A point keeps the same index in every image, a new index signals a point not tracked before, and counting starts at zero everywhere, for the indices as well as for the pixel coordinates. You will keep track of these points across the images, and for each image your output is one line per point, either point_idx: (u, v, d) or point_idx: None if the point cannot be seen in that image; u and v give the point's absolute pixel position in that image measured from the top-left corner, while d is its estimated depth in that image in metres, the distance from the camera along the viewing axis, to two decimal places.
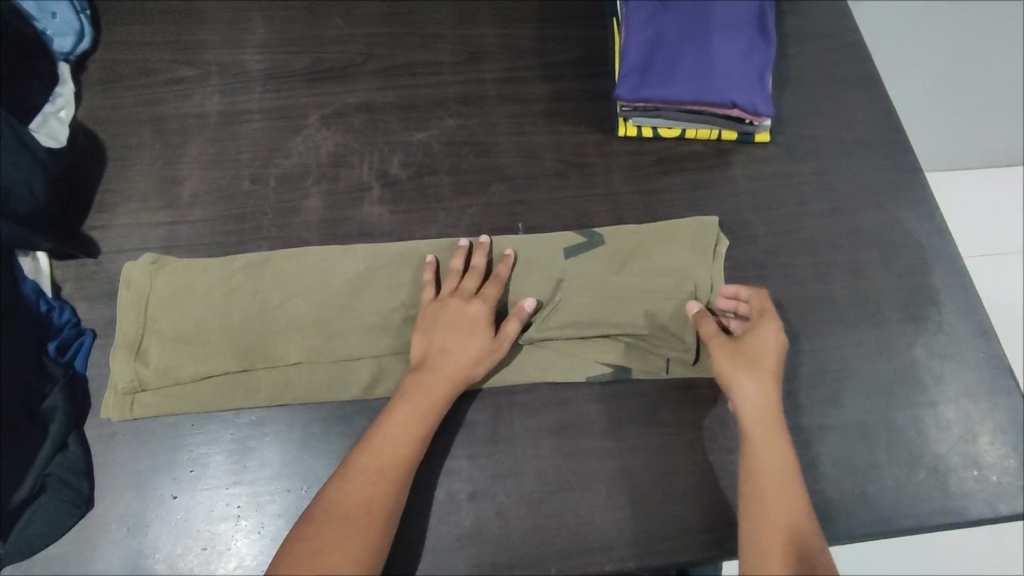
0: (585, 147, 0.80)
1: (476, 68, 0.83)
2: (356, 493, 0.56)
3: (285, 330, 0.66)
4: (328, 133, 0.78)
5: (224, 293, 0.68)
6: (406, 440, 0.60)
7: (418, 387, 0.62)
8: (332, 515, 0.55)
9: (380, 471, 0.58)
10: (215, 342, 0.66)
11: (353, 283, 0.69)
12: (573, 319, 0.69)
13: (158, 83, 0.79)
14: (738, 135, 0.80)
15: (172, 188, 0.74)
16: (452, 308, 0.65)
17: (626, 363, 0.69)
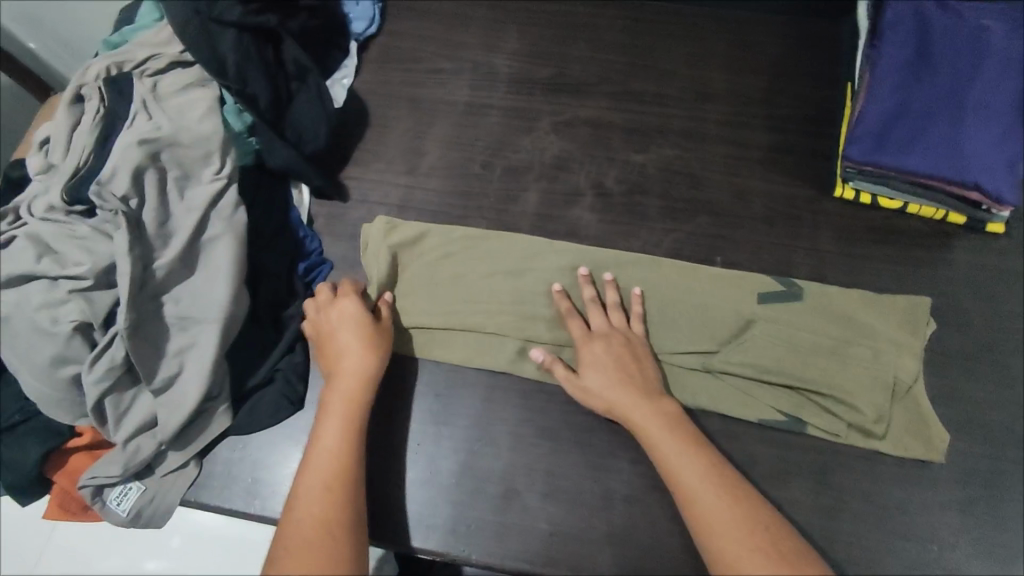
0: (796, 201, 0.81)
1: (702, 107, 0.87)
2: (308, 499, 0.56)
3: (486, 301, 0.73)
4: (555, 138, 0.85)
5: (449, 255, 0.76)
6: (338, 449, 0.60)
7: (332, 394, 0.63)
8: (299, 517, 0.55)
9: (324, 472, 0.58)
10: (425, 296, 0.74)
11: (561, 275, 0.74)
12: (756, 361, 0.69)
13: (421, 69, 0.91)
14: (967, 221, 0.77)
15: (415, 157, 0.84)
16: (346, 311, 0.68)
17: (803, 417, 0.68)
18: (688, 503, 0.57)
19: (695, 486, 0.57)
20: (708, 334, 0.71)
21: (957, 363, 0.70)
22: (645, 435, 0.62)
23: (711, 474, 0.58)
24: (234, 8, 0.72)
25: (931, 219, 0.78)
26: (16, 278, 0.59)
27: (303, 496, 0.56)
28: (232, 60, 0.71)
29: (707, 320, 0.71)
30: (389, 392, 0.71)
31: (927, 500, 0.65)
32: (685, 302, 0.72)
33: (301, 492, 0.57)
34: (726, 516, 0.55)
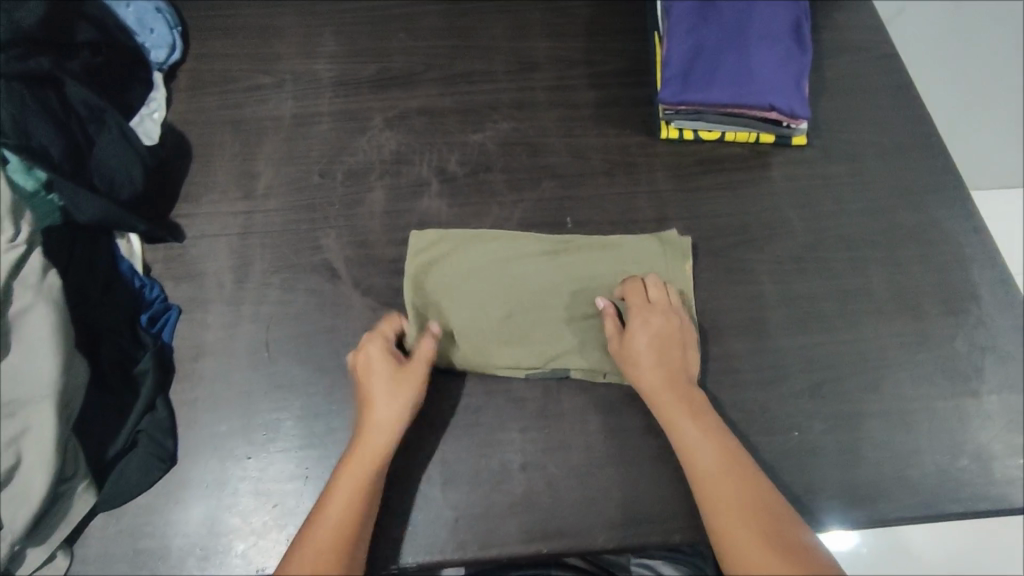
0: (629, 150, 0.85)
1: (528, 77, 0.90)
2: (327, 525, 0.57)
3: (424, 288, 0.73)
4: (391, 134, 0.84)
5: (418, 258, 0.75)
6: (326, 526, 0.57)
7: (353, 462, 0.61)
8: (312, 537, 0.57)
9: (336, 525, 0.57)
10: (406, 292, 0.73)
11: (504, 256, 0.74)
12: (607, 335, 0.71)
13: (239, 89, 0.88)
14: (776, 138, 0.84)
15: (249, 180, 0.81)
16: (365, 367, 0.66)
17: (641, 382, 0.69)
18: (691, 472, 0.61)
19: (713, 492, 0.59)
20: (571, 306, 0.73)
21: (788, 268, 0.77)
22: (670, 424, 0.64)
23: (729, 454, 0.61)
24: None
25: (747, 141, 0.85)
26: None
27: (321, 525, 0.57)
28: (5, 116, 0.64)
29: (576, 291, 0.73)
30: (251, 428, 0.67)
31: (788, 394, 0.71)
32: (557, 283, 0.74)
33: (321, 516, 0.58)
34: (749, 525, 0.56)
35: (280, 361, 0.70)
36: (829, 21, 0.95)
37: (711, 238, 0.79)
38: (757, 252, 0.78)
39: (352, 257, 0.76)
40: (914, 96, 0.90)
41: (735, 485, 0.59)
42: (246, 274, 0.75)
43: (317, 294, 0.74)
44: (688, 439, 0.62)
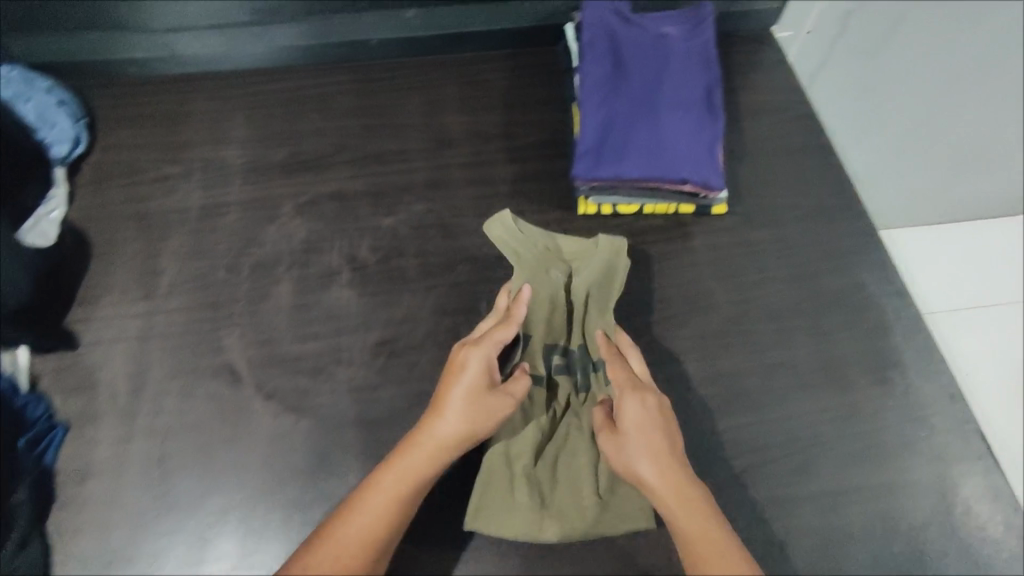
0: (547, 226, 0.83)
1: (444, 154, 0.88)
2: (413, 465, 0.58)
3: (541, 268, 0.73)
4: (301, 222, 0.82)
5: (504, 241, 0.74)
6: (393, 502, 0.57)
7: (435, 403, 0.61)
8: (364, 507, 0.57)
9: (400, 494, 0.57)
10: (525, 254, 0.73)
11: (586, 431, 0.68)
12: (567, 470, 0.67)
13: (145, 180, 0.85)
14: (696, 208, 0.83)
15: (151, 279, 0.77)
16: (471, 384, 0.61)
17: (563, 522, 0.64)
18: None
19: None
20: (535, 506, 0.64)
21: (711, 344, 0.75)
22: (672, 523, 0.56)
23: (720, 549, 0.54)
24: None
25: (666, 213, 0.84)
26: None
27: (409, 465, 0.58)
28: None
29: (552, 507, 0.65)
30: (142, 557, 0.63)
31: (715, 483, 0.68)
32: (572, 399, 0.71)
33: (407, 459, 0.59)
34: None
35: (173, 477, 0.66)
36: (742, 84, 0.96)
37: (633, 317, 0.77)
38: (681, 328, 0.76)
39: (256, 358, 0.72)
40: (834, 156, 0.90)
41: None
42: (142, 381, 0.71)
43: (217, 399, 0.70)
44: (710, 556, 0.54)
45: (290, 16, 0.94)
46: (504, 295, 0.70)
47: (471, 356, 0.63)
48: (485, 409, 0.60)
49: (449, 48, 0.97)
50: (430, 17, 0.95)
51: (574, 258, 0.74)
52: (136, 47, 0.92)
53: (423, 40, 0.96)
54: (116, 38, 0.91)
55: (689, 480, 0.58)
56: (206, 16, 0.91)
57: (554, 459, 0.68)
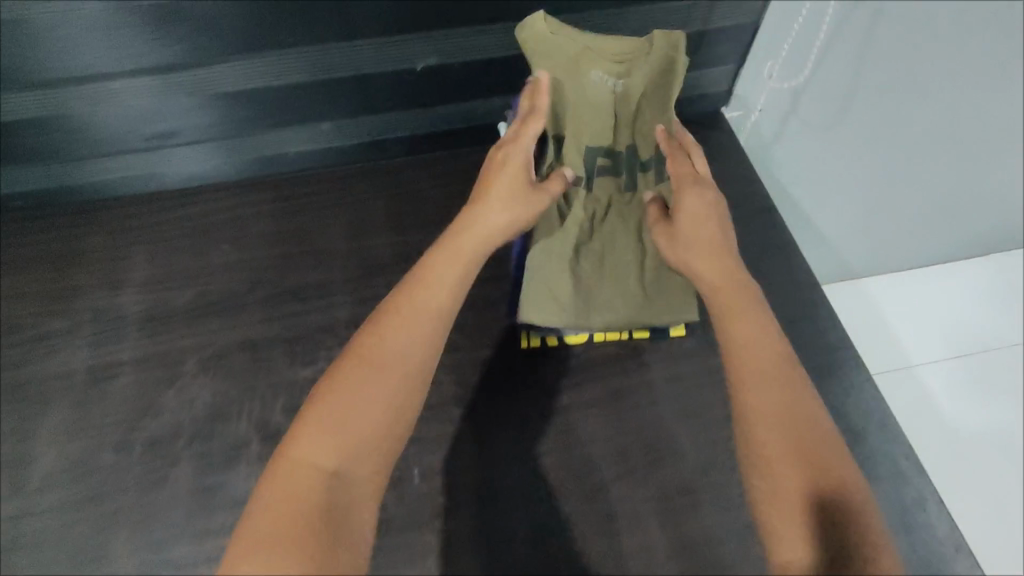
0: (488, 364, 0.74)
1: (371, 283, 0.79)
2: (443, 275, 0.54)
3: (586, 58, 0.67)
4: (205, 381, 0.72)
5: (535, 47, 0.64)
6: (408, 358, 0.49)
7: (446, 243, 0.56)
8: (356, 371, 0.48)
9: (410, 326, 0.50)
10: (562, 70, 0.66)
11: (642, 292, 0.72)
12: (606, 262, 0.72)
13: (23, 339, 0.74)
14: (651, 332, 0.75)
15: (24, 469, 0.66)
16: (502, 183, 0.59)
17: (602, 305, 0.71)
18: (761, 436, 0.47)
19: (778, 448, 0.46)
20: (582, 303, 0.70)
21: (676, 503, 0.67)
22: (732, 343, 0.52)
23: (789, 384, 0.49)
24: None
25: (620, 338, 0.75)
26: None
27: (430, 290, 0.53)
28: None
29: (598, 302, 0.71)
30: None
31: None
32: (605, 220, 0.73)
33: (438, 268, 0.54)
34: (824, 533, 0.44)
35: None
36: None
37: (586, 476, 0.68)
38: (641, 486, 0.68)
39: (146, 566, 0.62)
40: (798, 255, 0.83)
41: (792, 428, 0.47)
42: None
43: None
44: (778, 391, 0.48)
45: (191, 137, 0.81)
46: (525, 97, 0.65)
47: (509, 151, 0.61)
48: (521, 196, 0.60)
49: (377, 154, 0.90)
50: (349, 128, 0.85)
51: (624, 57, 0.67)
52: (18, 177, 0.81)
53: (345, 148, 0.88)
54: None
55: (763, 319, 0.53)
56: (93, 145, 0.79)
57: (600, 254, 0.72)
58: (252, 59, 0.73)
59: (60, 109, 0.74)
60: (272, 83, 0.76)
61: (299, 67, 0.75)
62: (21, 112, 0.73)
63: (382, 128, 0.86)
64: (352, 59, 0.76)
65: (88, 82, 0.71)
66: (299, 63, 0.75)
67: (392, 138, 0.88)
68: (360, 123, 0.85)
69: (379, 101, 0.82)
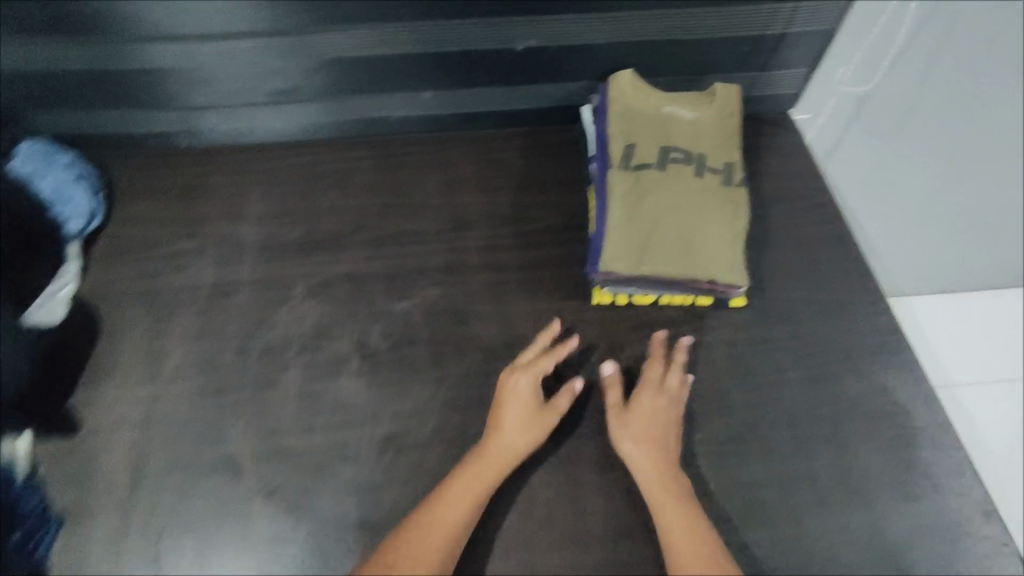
0: (562, 315, 0.82)
1: (459, 236, 0.88)
2: (462, 488, 0.66)
3: (658, 104, 0.86)
4: (313, 304, 0.81)
5: (619, 94, 0.86)
6: (461, 508, 0.65)
7: (484, 449, 0.68)
8: (429, 526, 0.64)
9: (477, 475, 0.67)
10: (639, 106, 0.86)
11: (730, 247, 0.78)
12: (675, 223, 0.78)
13: (159, 255, 0.85)
14: (714, 300, 0.81)
15: (159, 361, 0.77)
16: (518, 398, 0.71)
17: (670, 261, 0.77)
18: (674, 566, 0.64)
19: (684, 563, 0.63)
20: (650, 254, 0.77)
21: (728, 451, 0.73)
22: (655, 511, 0.67)
23: (705, 554, 0.64)
24: None
25: (684, 304, 0.82)
26: None
27: (455, 490, 0.66)
28: None
29: (665, 256, 0.77)
30: None
31: None
32: (675, 181, 0.80)
33: (455, 485, 0.66)
34: None
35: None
36: (762, 169, 0.96)
37: None
38: (697, 432, 0.74)
39: (259, 450, 0.71)
40: (855, 246, 0.89)
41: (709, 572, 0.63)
42: (142, 472, 0.70)
43: (216, 496, 0.68)
44: (674, 530, 0.65)
45: (305, 96, 0.90)
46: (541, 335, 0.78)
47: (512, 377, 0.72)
48: (532, 425, 0.70)
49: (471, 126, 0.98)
50: (448, 98, 0.93)
51: (688, 104, 0.86)
52: (157, 120, 0.92)
53: (441, 119, 0.96)
54: (129, 115, 0.90)
55: (677, 493, 0.67)
56: (222, 97, 0.89)
57: (668, 214, 0.78)
58: (367, 27, 0.82)
59: (196, 64, 0.84)
60: (385, 51, 0.85)
61: (409, 39, 0.84)
62: (166, 62, 0.83)
63: (476, 102, 0.95)
64: (459, 33, 0.84)
65: (227, 39, 0.81)
66: (412, 35, 0.84)
67: (486, 113, 0.97)
68: (459, 96, 0.93)
69: (479, 77, 0.91)
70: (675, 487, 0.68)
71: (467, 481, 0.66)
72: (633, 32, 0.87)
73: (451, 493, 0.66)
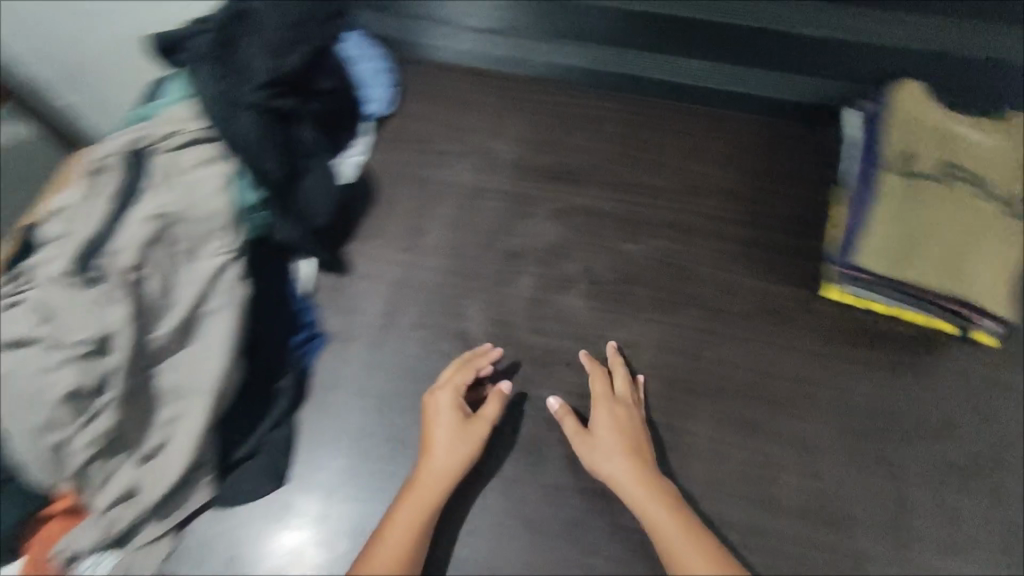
0: (783, 300, 0.82)
1: (693, 200, 0.90)
2: (411, 512, 0.65)
3: (950, 119, 0.83)
4: (553, 225, 0.88)
5: (906, 103, 0.84)
6: (405, 531, 0.64)
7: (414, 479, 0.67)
8: (387, 544, 0.63)
9: (409, 505, 0.65)
10: (927, 118, 0.83)
11: (992, 276, 0.77)
12: (938, 243, 0.79)
13: (429, 151, 0.96)
14: (956, 328, 0.78)
15: (417, 236, 0.87)
16: (443, 423, 0.69)
17: (924, 278, 0.78)
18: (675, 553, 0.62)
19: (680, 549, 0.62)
20: (904, 266, 0.78)
21: (938, 475, 0.72)
22: (654, 529, 0.64)
23: (711, 549, 0.62)
24: (247, 117, 0.75)
25: (921, 323, 0.80)
26: (10, 344, 0.59)
27: (403, 515, 0.65)
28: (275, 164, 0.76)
29: (920, 271, 0.78)
30: (362, 467, 0.72)
31: None
32: (949, 203, 0.80)
33: (403, 509, 0.65)
34: None
35: (400, 413, 0.74)
36: None
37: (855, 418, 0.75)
38: (909, 447, 0.73)
39: (490, 334, 0.79)
40: None
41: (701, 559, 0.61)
42: (392, 320, 0.80)
43: (449, 359, 0.77)
44: (676, 543, 0.62)
45: (574, 39, 0.98)
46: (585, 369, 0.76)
47: (433, 410, 0.70)
48: (463, 440, 0.69)
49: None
50: (709, 72, 0.95)
51: (984, 124, 0.82)
52: (439, 35, 1.04)
53: (690, 91, 0.97)
54: (421, 27, 1.04)
55: (671, 505, 0.65)
56: (501, 24, 1.00)
57: (932, 233, 0.79)
58: None
59: None
60: (665, 10, 0.90)
61: (690, 1, 0.89)
62: None
63: (736, 84, 0.95)
64: (741, 5, 0.87)
65: None
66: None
67: (734, 96, 0.96)
68: (714, 70, 0.95)
69: (743, 54, 0.92)
70: (671, 500, 0.65)
71: (410, 506, 0.65)
72: (925, 39, 0.83)
73: (395, 519, 0.64)
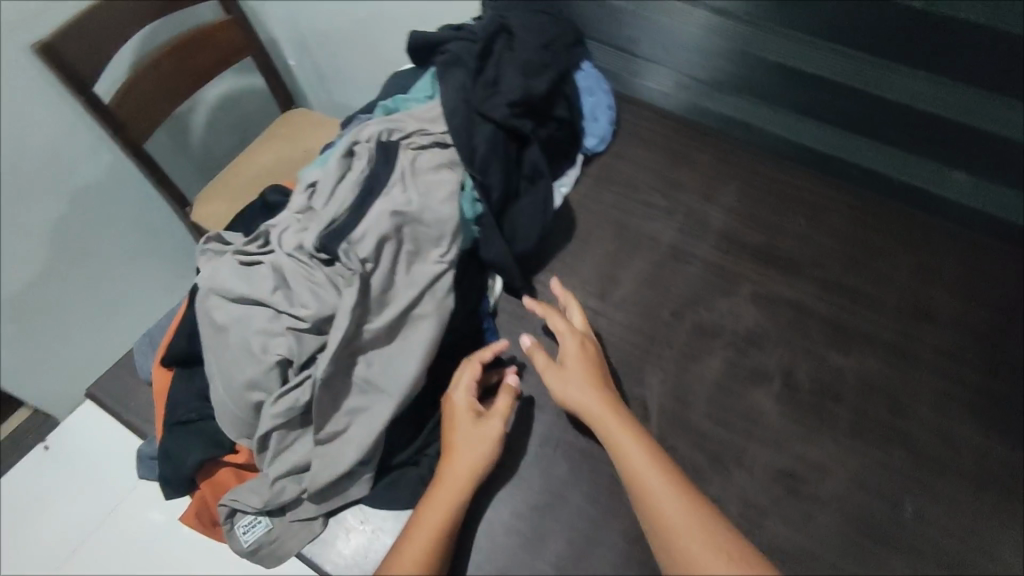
0: (1011, 471, 0.71)
1: (917, 324, 0.81)
2: (445, 500, 0.62)
3: None
4: (753, 310, 0.82)
5: None
6: (426, 542, 0.60)
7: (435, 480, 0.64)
8: (406, 553, 0.59)
9: (426, 507, 0.62)
10: None
11: None
12: None
13: (636, 199, 0.93)
14: None
15: (609, 285, 0.84)
16: (461, 420, 0.67)
17: None
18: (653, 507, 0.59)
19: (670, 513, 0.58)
20: None
21: None
22: (646, 490, 0.60)
23: (691, 503, 0.59)
24: (484, 129, 0.76)
25: None
26: (253, 300, 0.64)
27: (437, 504, 0.62)
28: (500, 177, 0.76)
29: None
30: (513, 510, 0.69)
31: None
32: None
33: (436, 497, 0.63)
34: None
35: (561, 466, 0.71)
36: None
37: None
38: None
39: (667, 410, 0.75)
40: None
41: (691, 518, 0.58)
42: None
43: None
44: (647, 481, 0.60)
45: (814, 116, 0.95)
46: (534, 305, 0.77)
47: (453, 399, 0.68)
48: (477, 438, 0.66)
49: (956, 218, 0.92)
50: (953, 182, 0.90)
51: None
52: (666, 80, 1.04)
53: (931, 198, 0.92)
54: (649, 73, 1.04)
55: (666, 468, 0.61)
56: (737, 87, 0.99)
57: None
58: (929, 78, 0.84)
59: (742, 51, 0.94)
60: (935, 112, 0.85)
61: (960, 106, 0.84)
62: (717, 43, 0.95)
63: (978, 200, 0.90)
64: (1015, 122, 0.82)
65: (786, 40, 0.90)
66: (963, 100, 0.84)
67: (975, 209, 0.90)
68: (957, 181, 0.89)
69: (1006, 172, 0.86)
70: (651, 447, 0.63)
71: (432, 513, 0.62)
72: None
73: (421, 527, 0.61)
